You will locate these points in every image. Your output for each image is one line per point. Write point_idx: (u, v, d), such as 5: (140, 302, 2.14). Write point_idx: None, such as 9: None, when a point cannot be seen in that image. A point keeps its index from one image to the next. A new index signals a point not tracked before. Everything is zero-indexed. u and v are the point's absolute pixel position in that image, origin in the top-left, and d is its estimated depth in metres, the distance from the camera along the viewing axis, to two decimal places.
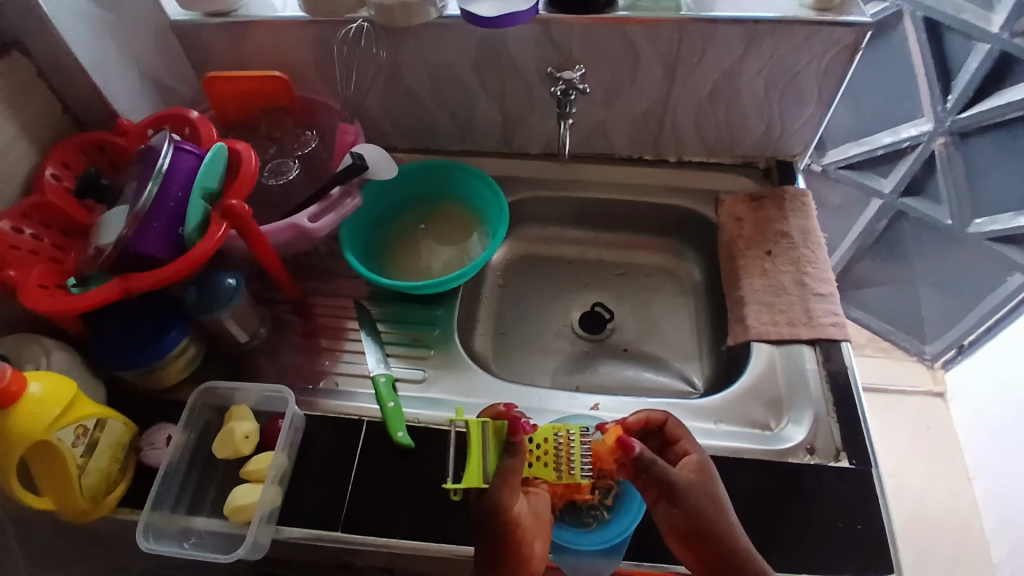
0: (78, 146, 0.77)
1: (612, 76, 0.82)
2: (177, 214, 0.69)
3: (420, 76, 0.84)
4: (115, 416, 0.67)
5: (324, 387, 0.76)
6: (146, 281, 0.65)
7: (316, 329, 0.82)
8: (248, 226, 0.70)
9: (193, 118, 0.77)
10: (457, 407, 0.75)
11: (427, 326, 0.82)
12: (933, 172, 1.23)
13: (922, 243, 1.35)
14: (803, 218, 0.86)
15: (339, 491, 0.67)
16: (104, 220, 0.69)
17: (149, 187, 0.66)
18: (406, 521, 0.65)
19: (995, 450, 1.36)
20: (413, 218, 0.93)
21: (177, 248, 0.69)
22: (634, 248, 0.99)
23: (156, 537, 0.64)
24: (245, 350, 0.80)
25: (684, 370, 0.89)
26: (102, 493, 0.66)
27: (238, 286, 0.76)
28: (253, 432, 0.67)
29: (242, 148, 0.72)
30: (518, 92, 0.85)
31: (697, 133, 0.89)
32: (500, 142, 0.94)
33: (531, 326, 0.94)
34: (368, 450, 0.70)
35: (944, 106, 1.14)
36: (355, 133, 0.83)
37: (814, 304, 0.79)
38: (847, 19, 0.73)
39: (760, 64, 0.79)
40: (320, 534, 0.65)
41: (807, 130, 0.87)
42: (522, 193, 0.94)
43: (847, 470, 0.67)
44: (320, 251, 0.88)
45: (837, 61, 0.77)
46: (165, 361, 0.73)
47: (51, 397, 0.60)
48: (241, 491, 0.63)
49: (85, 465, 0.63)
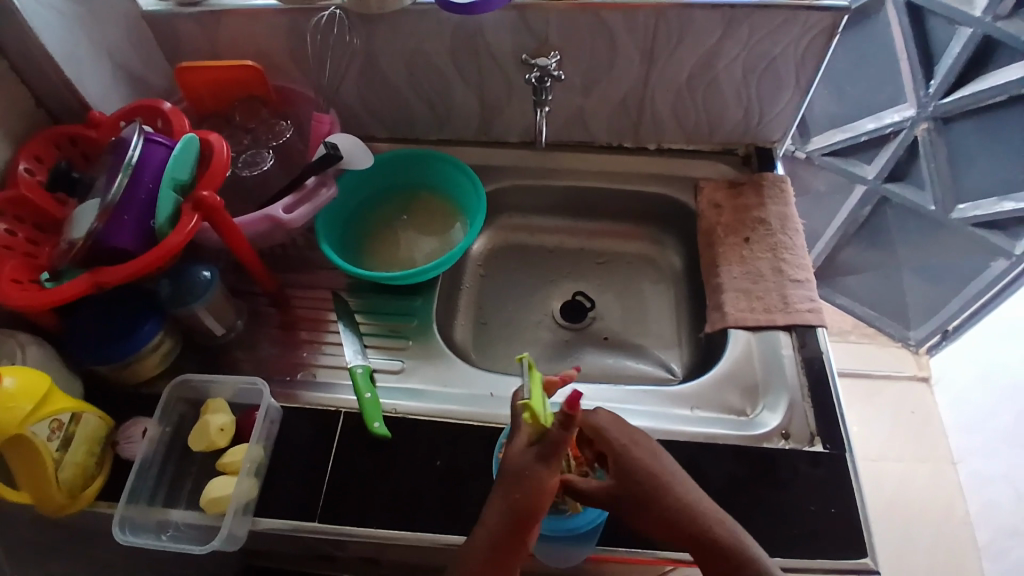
0: (50, 139, 0.75)
1: (589, 63, 0.81)
2: (148, 206, 0.68)
3: (395, 64, 0.84)
4: (89, 410, 0.67)
5: (303, 378, 0.76)
6: (117, 274, 0.65)
7: (294, 321, 0.82)
8: (220, 218, 0.69)
9: (165, 110, 0.76)
10: (436, 396, 0.75)
11: (405, 317, 0.82)
12: (916, 158, 1.23)
13: (905, 229, 1.36)
14: (781, 204, 0.86)
15: (316, 483, 0.67)
16: (74, 214, 0.68)
17: (119, 179, 0.65)
18: (383, 512, 0.66)
19: (978, 433, 1.37)
20: (395, 209, 0.92)
21: (149, 240, 0.68)
22: (615, 237, 0.98)
23: (133, 530, 0.64)
24: (223, 343, 0.80)
25: (664, 357, 0.90)
26: (79, 487, 0.65)
27: (213, 279, 0.75)
28: (228, 424, 0.67)
29: (214, 139, 0.72)
30: (496, 79, 0.85)
31: (677, 119, 0.89)
32: (479, 131, 0.93)
33: (512, 315, 0.94)
34: (346, 441, 0.70)
35: (926, 90, 1.13)
36: (331, 123, 0.82)
37: (791, 291, 0.79)
38: (823, 3, 0.73)
39: (737, 49, 0.78)
40: (297, 524, 0.65)
41: (786, 116, 0.87)
42: (502, 182, 0.93)
43: (821, 455, 0.67)
44: (297, 243, 0.88)
45: (814, 46, 0.77)
46: (141, 355, 0.72)
47: (24, 392, 0.59)
48: (216, 483, 0.63)
49: (60, 459, 0.63)
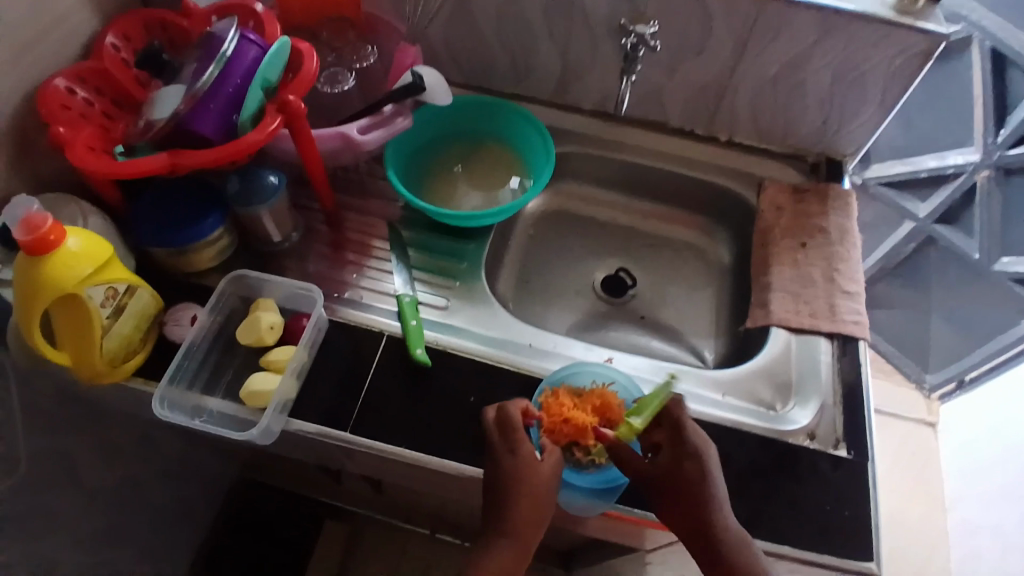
0: (141, 22, 0.77)
1: (680, 42, 0.81)
2: (234, 101, 0.69)
3: (488, 11, 0.84)
4: (144, 286, 0.68)
5: (348, 297, 0.77)
6: (194, 158, 0.65)
7: (343, 242, 0.83)
8: (301, 126, 0.70)
9: (257, 11, 0.76)
10: (477, 337, 0.76)
11: (455, 258, 0.83)
12: (971, 205, 1.22)
13: (945, 275, 1.35)
14: (842, 216, 0.86)
15: (348, 398, 0.69)
16: (157, 95, 0.69)
17: (210, 70, 0.65)
18: (407, 435, 0.67)
19: (974, 487, 1.38)
20: (452, 157, 0.93)
21: (229, 134, 0.69)
22: (666, 221, 0.99)
23: (171, 407, 0.66)
24: (275, 251, 0.81)
25: (697, 345, 0.91)
26: (119, 360, 0.67)
27: (280, 185, 0.76)
28: (278, 323, 0.70)
29: (305, 48, 0.72)
30: (583, 42, 0.85)
31: (754, 115, 0.88)
32: (555, 92, 0.93)
33: (554, 279, 0.96)
34: (383, 363, 0.71)
35: (994, 139, 1.13)
36: (415, 56, 0.82)
37: (839, 301, 0.79)
38: (923, 27, 0.72)
39: (829, 56, 0.78)
40: (325, 430, 0.67)
41: (863, 131, 0.86)
42: (569, 146, 0.94)
43: (843, 460, 0.68)
44: (360, 168, 0.88)
45: (907, 66, 0.76)
46: (198, 246, 0.74)
47: (86, 253, 0.61)
48: (259, 378, 0.65)
49: (109, 327, 0.65)
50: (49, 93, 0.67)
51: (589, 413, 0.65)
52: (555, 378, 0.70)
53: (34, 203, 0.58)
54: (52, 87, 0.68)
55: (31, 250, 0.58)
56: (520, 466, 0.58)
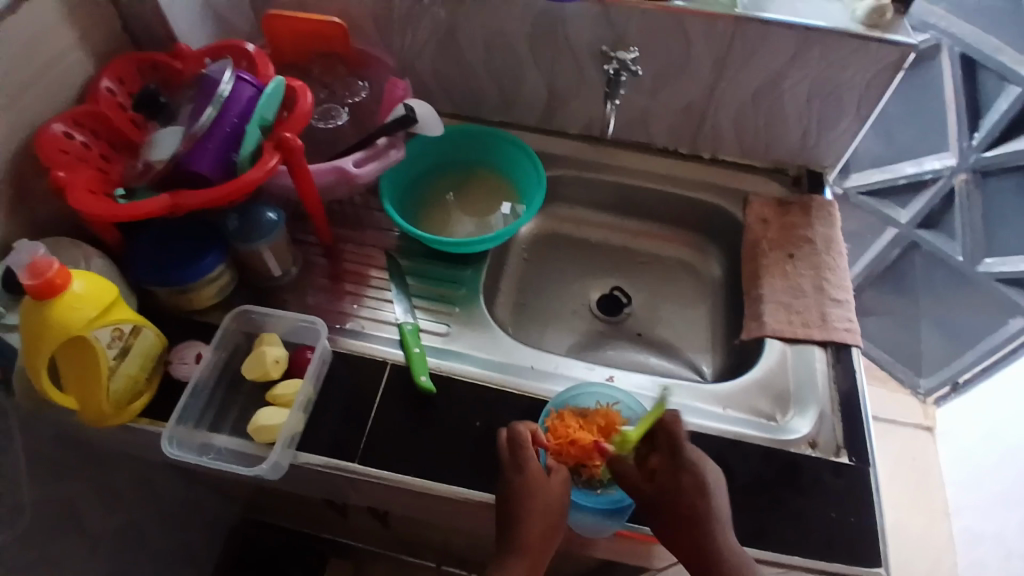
0: (135, 65, 0.78)
1: (662, 66, 0.84)
2: (232, 140, 0.70)
3: (475, 44, 0.87)
4: (148, 326, 0.69)
5: (349, 328, 0.78)
6: (196, 198, 0.66)
7: (341, 274, 0.84)
8: (298, 160, 0.71)
9: (250, 51, 0.78)
10: (479, 361, 0.77)
11: (453, 284, 0.84)
12: (951, 208, 1.25)
13: (930, 277, 1.38)
14: (827, 227, 0.88)
15: (354, 428, 0.69)
16: (156, 137, 0.71)
17: (208, 111, 0.68)
18: (414, 463, 0.67)
19: (975, 488, 1.39)
20: (445, 185, 0.95)
21: (228, 173, 0.71)
22: (657, 239, 1.01)
23: (178, 446, 0.66)
24: (275, 285, 0.82)
25: (694, 359, 0.92)
26: (126, 401, 0.67)
27: (278, 221, 0.78)
28: (283, 357, 0.70)
29: (299, 86, 0.73)
30: (568, 68, 0.87)
31: (735, 132, 0.91)
32: (542, 119, 0.96)
33: (550, 301, 0.97)
34: (387, 391, 0.72)
35: (969, 142, 1.17)
36: (405, 89, 0.84)
37: (830, 309, 0.81)
38: (893, 39, 0.75)
39: (805, 73, 0.81)
40: (332, 462, 0.67)
41: (841, 144, 0.89)
42: (559, 170, 0.96)
43: (845, 466, 0.69)
44: (355, 201, 0.90)
45: (879, 79, 0.80)
46: (200, 284, 0.74)
47: (90, 296, 0.61)
48: (266, 412, 0.66)
49: (115, 368, 0.65)
50: (47, 138, 0.69)
51: (594, 433, 0.65)
52: (558, 400, 0.70)
53: (39, 248, 0.58)
54: (50, 131, 0.69)
55: (37, 293, 0.58)
56: (528, 481, 0.60)
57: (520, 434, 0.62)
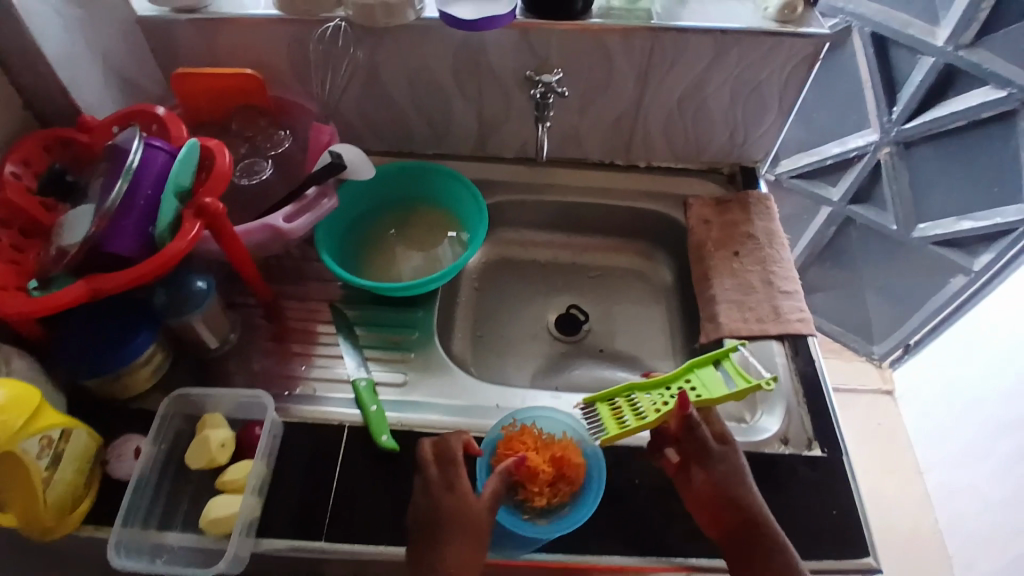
0: (41, 143, 0.72)
1: (589, 83, 0.84)
2: (149, 212, 0.66)
3: (396, 80, 0.85)
4: (80, 425, 0.63)
5: (301, 392, 0.74)
6: (116, 280, 0.62)
7: (286, 333, 0.80)
8: (223, 224, 0.67)
9: (160, 115, 0.74)
10: (441, 408, 0.74)
11: (406, 328, 0.81)
12: (878, 182, 1.30)
13: (867, 248, 1.43)
14: (766, 220, 0.90)
15: (319, 500, 0.66)
16: (65, 219, 0.65)
17: (118, 185, 0.62)
18: (385, 526, 0.64)
19: (942, 444, 1.44)
20: (385, 223, 0.92)
21: (149, 247, 0.66)
22: (606, 250, 1.01)
23: (128, 552, 0.61)
24: (216, 355, 0.77)
25: (659, 368, 0.92)
26: (66, 509, 0.62)
27: (209, 289, 0.73)
28: (229, 440, 0.66)
29: (213, 146, 0.70)
30: (494, 94, 0.86)
31: (666, 138, 0.92)
32: (475, 146, 0.94)
33: (507, 328, 0.95)
34: (349, 453, 0.69)
35: (889, 116, 1.20)
36: (331, 134, 0.82)
37: (781, 302, 0.82)
38: (806, 32, 0.77)
39: (727, 74, 0.82)
40: (296, 544, 0.63)
41: (768, 137, 0.91)
42: (499, 197, 0.95)
43: (818, 457, 0.69)
44: (292, 254, 0.87)
45: (797, 72, 0.82)
46: (133, 368, 0.69)
47: (14, 405, 0.55)
48: (218, 502, 0.61)
49: (49, 478, 0.59)
50: None
51: (545, 460, 0.65)
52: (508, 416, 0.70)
53: None
54: None
55: None
56: None
57: (449, 446, 0.64)
